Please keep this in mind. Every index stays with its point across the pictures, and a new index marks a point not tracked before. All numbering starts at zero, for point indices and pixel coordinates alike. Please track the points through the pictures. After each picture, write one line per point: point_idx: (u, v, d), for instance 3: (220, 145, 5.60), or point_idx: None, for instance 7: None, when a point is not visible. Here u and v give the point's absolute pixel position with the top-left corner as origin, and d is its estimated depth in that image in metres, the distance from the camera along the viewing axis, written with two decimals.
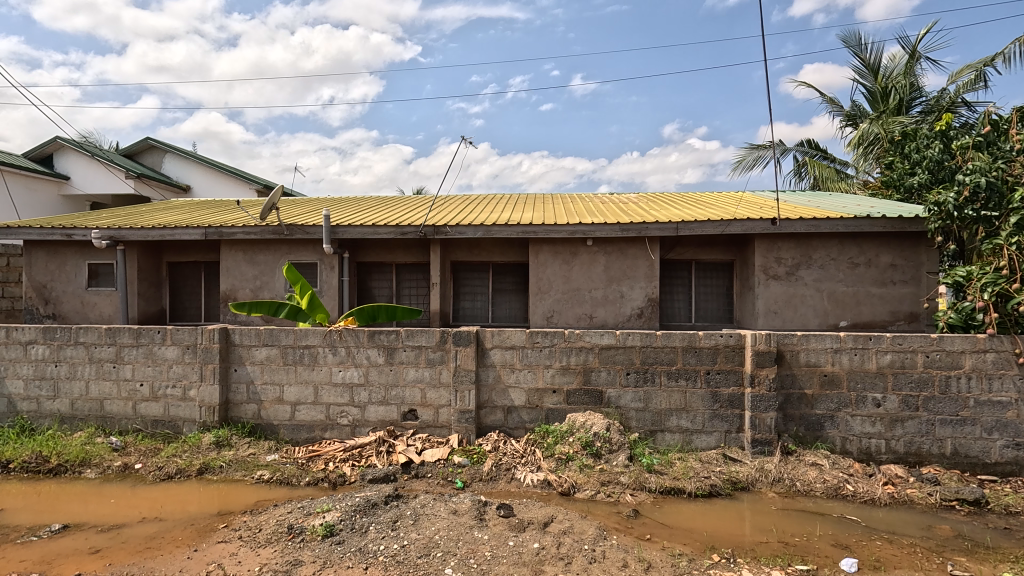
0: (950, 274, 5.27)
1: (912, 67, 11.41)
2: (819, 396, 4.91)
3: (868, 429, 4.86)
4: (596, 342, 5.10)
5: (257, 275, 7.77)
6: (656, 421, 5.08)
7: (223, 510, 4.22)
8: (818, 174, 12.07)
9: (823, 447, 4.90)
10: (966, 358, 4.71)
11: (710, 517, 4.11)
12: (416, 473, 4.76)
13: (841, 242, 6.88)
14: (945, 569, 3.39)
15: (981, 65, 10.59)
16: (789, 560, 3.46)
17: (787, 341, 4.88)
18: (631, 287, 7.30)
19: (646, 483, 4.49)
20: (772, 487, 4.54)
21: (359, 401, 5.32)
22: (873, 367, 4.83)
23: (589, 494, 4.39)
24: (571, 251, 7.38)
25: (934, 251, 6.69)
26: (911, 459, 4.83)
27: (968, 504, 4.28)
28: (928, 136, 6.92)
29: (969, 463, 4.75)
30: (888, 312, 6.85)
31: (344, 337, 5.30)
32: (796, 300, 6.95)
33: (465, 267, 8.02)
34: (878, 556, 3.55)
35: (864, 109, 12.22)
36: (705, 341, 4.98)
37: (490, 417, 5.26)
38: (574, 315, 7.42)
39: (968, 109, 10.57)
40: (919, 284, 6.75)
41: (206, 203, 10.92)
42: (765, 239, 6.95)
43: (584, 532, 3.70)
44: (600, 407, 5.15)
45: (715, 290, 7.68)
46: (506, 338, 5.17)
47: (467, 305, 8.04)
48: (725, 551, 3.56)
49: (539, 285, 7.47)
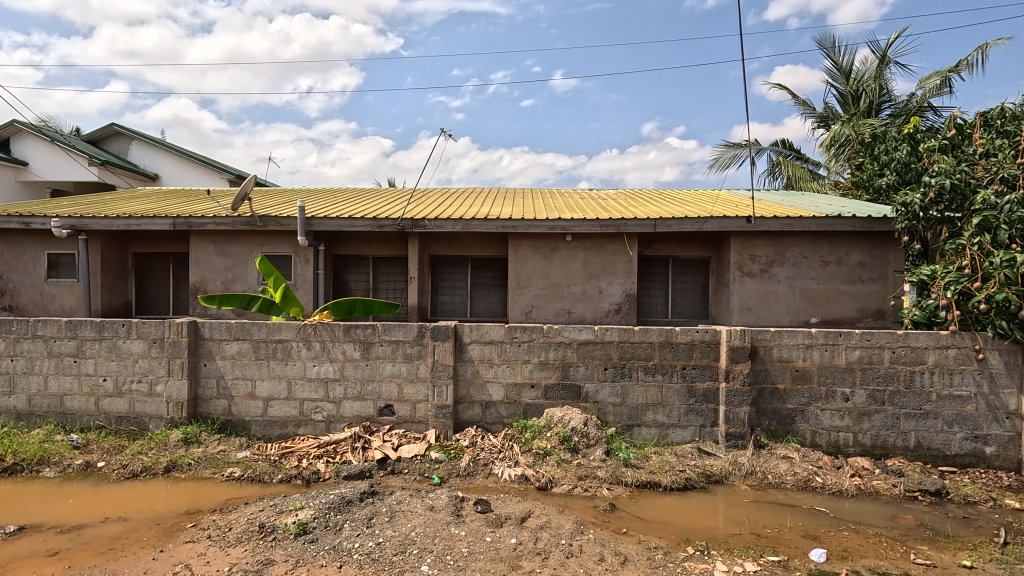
0: (915, 272, 5.42)
1: (882, 71, 11.71)
2: (791, 391, 5.01)
3: (837, 423, 4.99)
4: (575, 337, 5.11)
5: (229, 267, 7.56)
6: (632, 416, 5.12)
7: (192, 509, 4.09)
8: (791, 174, 12.31)
9: (793, 441, 5.01)
10: (929, 354, 4.87)
11: (684, 510, 4.17)
12: (392, 470, 4.70)
13: (814, 241, 7.03)
14: (908, 558, 3.49)
15: (946, 72, 10.93)
16: (760, 552, 3.52)
17: (760, 337, 4.98)
18: (610, 283, 7.33)
19: (622, 477, 4.52)
20: (744, 480, 4.62)
21: (334, 396, 5.22)
22: (842, 362, 4.95)
23: (566, 488, 4.41)
24: (550, 246, 7.38)
25: (901, 251, 6.89)
26: (877, 452, 4.97)
27: (930, 494, 4.42)
28: (896, 139, 7.14)
29: (931, 455, 4.92)
30: (857, 309, 7.04)
31: (318, 331, 5.19)
32: (769, 297, 7.08)
33: (445, 261, 7.95)
34: (845, 546, 3.64)
35: (835, 111, 12.52)
36: (682, 337, 5.04)
37: (468, 412, 5.21)
38: (553, 310, 7.43)
39: (934, 113, 10.91)
40: (886, 283, 6.96)
41: (188, 202, 8.63)
42: (740, 236, 7.07)
43: (561, 526, 3.71)
44: (578, 402, 5.16)
45: (691, 286, 7.78)
46: (485, 332, 5.14)
47: (446, 299, 7.97)
48: (699, 544, 3.60)
49: (519, 280, 7.44)
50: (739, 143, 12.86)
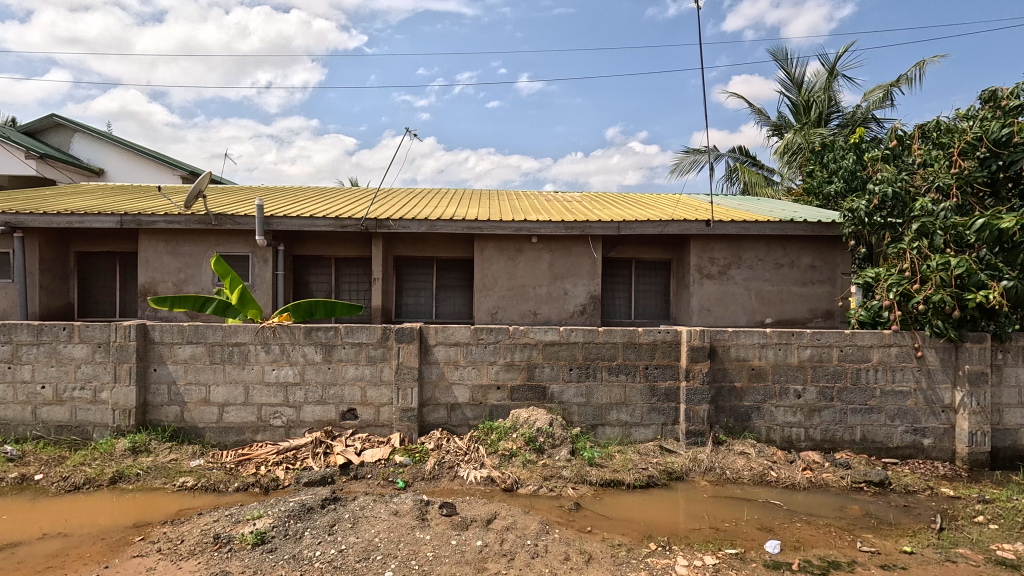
0: (861, 275, 5.73)
1: (830, 83, 12.32)
2: (747, 389, 5.20)
3: (790, 419, 5.21)
4: (540, 338, 5.14)
5: (181, 267, 7.24)
6: (597, 416, 5.19)
7: (140, 521, 3.89)
8: (748, 180, 12.79)
9: (749, 437, 5.20)
10: (874, 352, 5.15)
11: (647, 507, 4.26)
12: (355, 475, 4.60)
13: (768, 245, 7.32)
14: (855, 546, 3.67)
15: (888, 86, 11.60)
16: (719, 545, 3.63)
17: (719, 337, 5.15)
18: (575, 285, 7.42)
19: (587, 477, 4.58)
20: (704, 476, 4.76)
21: (295, 401, 5.07)
22: (794, 361, 5.17)
23: (531, 489, 4.43)
24: (516, 248, 7.40)
25: (848, 254, 7.27)
26: (826, 446, 5.22)
27: (874, 485, 4.68)
28: (843, 148, 7.56)
29: (875, 447, 5.20)
30: (808, 309, 7.37)
31: (278, 334, 5.04)
32: (726, 298, 7.32)
33: (410, 262, 7.85)
34: (798, 537, 3.80)
35: (788, 121, 13.08)
36: (645, 337, 5.15)
37: (433, 415, 5.16)
38: (518, 312, 7.45)
39: (877, 125, 11.56)
40: (834, 284, 7.32)
41: (137, 199, 8.21)
42: (699, 239, 7.28)
43: (527, 527, 3.72)
44: (543, 403, 5.20)
45: (653, 288, 7.97)
46: (450, 334, 5.11)
47: (411, 301, 7.88)
48: (661, 539, 3.69)
49: (485, 281, 7.43)
50: (698, 149, 13.26)
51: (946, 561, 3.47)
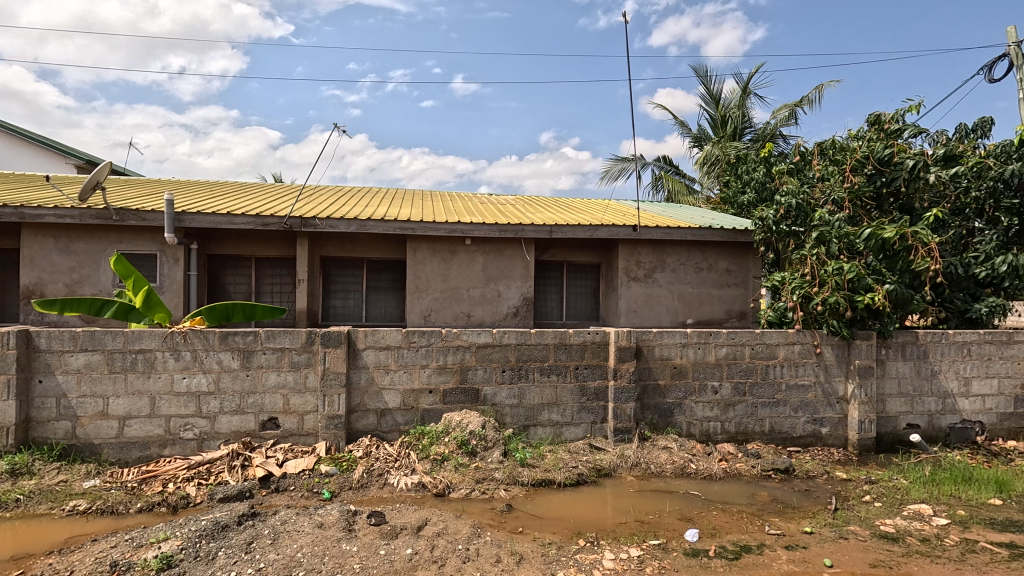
0: (769, 278, 6.21)
1: (744, 100, 13.28)
2: (670, 386, 5.47)
3: (708, 414, 5.54)
4: (473, 340, 5.13)
5: (75, 267, 6.52)
6: (529, 417, 5.25)
7: (20, 553, 3.45)
8: (671, 188, 13.51)
9: (672, 432, 5.47)
10: (780, 349, 5.59)
11: (577, 504, 4.36)
12: (277, 487, 4.35)
13: (689, 250, 7.76)
14: (764, 530, 3.97)
15: (793, 106, 12.69)
16: (644, 537, 3.79)
17: (644, 337, 5.38)
18: (508, 287, 7.47)
19: (519, 477, 4.62)
20: (630, 472, 4.95)
21: (208, 411, 4.72)
22: (712, 359, 5.51)
23: (464, 493, 4.40)
24: (449, 249, 7.34)
25: (758, 259, 7.86)
26: (740, 437, 5.60)
27: (780, 472, 5.08)
28: (755, 161, 8.19)
29: (782, 437, 5.65)
30: (724, 310, 7.88)
31: (189, 340, 4.66)
32: (651, 300, 7.68)
33: (338, 263, 7.56)
34: (714, 525, 4.04)
35: (707, 133, 13.96)
36: (575, 338, 5.28)
37: (361, 422, 5.00)
38: (451, 314, 7.39)
39: (784, 141, 12.61)
40: (747, 287, 7.89)
41: (20, 190, 7.29)
42: (627, 243, 7.58)
43: (459, 531, 3.69)
44: (476, 405, 5.18)
45: (584, 290, 8.20)
46: (381, 338, 4.97)
47: (339, 303, 7.59)
48: (590, 535, 3.79)
49: (417, 283, 7.30)
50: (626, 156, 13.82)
51: (840, 537, 3.83)
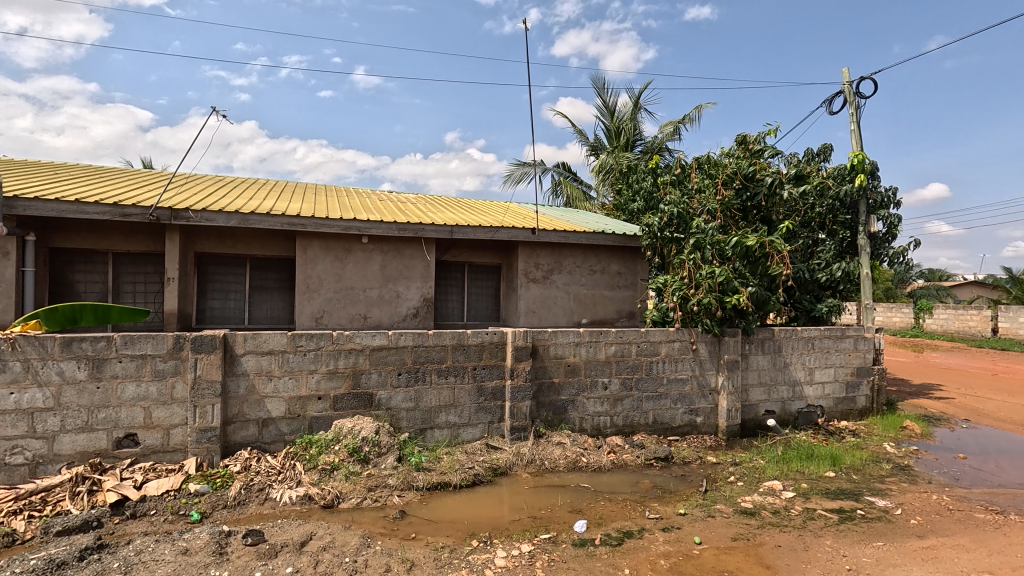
0: (654, 281, 6.72)
1: (635, 114, 14.22)
2: (563, 383, 5.68)
3: (599, 409, 5.84)
4: (367, 343, 4.93)
5: None
6: (425, 420, 5.16)
7: None
8: (570, 194, 14.09)
9: (565, 428, 5.68)
10: (662, 346, 6.05)
11: (472, 505, 4.36)
12: (134, 513, 3.83)
13: (584, 253, 8.13)
14: (644, 515, 4.26)
15: (677, 122, 13.83)
16: (535, 532, 3.89)
17: (540, 337, 5.53)
18: (407, 287, 7.30)
19: (413, 482, 4.51)
20: (525, 469, 5.06)
21: (46, 431, 4.06)
22: (602, 356, 5.82)
23: (354, 502, 4.20)
24: (344, 248, 7.00)
25: (645, 263, 8.45)
26: (627, 430, 5.97)
27: (661, 460, 5.50)
28: (643, 172, 8.81)
29: (663, 427, 6.12)
30: (615, 310, 8.37)
31: (19, 348, 3.96)
32: (549, 301, 7.93)
33: (216, 260, 6.89)
34: (601, 514, 4.26)
35: (602, 143, 14.75)
36: (473, 339, 5.29)
37: (240, 433, 4.59)
38: (346, 316, 7.05)
39: (669, 154, 13.70)
40: (635, 289, 8.45)
41: None
42: (526, 245, 7.76)
43: (346, 543, 3.52)
44: (370, 410, 5.00)
45: (484, 291, 8.25)
46: (263, 341, 4.60)
47: (217, 304, 6.91)
48: (483, 535, 3.81)
49: (308, 283, 6.87)
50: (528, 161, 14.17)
51: (708, 516, 4.22)
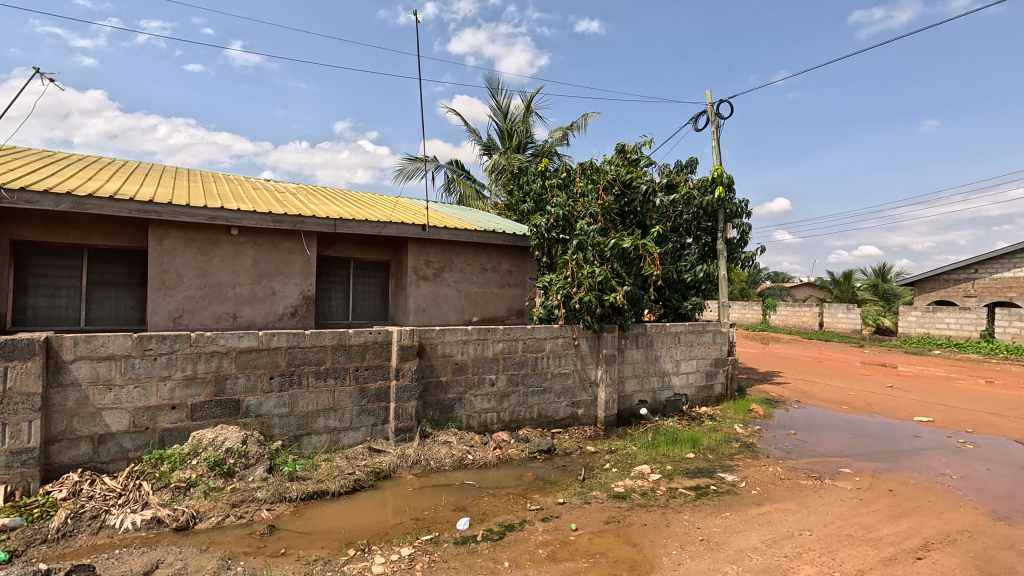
0: (540, 280, 6.95)
1: (527, 117, 14.61)
2: (451, 382, 5.65)
3: (486, 405, 5.90)
4: (233, 344, 4.48)
5: None
6: (301, 426, 4.82)
7: None
8: (462, 191, 14.08)
9: (452, 426, 5.66)
10: (547, 343, 6.28)
11: (351, 512, 4.16)
12: None
13: (475, 251, 8.16)
14: (526, 507, 4.38)
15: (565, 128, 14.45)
16: (417, 534, 3.82)
17: (427, 335, 5.44)
18: (284, 284, 6.76)
19: (286, 493, 4.19)
20: (410, 470, 4.94)
21: None
22: (489, 354, 5.88)
23: (214, 521, 3.78)
24: (209, 240, 6.30)
25: (534, 262, 8.71)
26: (513, 425, 6.10)
27: (544, 452, 5.70)
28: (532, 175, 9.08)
29: (547, 421, 6.35)
30: (505, 308, 8.51)
31: None
32: (439, 299, 7.84)
33: (39, 251, 5.82)
34: (484, 510, 4.30)
35: (495, 143, 14.95)
36: (355, 339, 5.05)
37: (68, 453, 3.92)
38: (211, 315, 6.35)
39: (558, 158, 14.26)
40: (524, 287, 8.67)
41: None
42: (415, 242, 7.59)
43: (201, 569, 3.16)
44: (236, 419, 4.54)
45: (371, 288, 7.93)
46: (99, 345, 3.97)
47: (41, 303, 5.85)
48: (361, 543, 3.64)
49: (163, 279, 6.07)
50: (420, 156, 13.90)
51: (584, 503, 4.46)
